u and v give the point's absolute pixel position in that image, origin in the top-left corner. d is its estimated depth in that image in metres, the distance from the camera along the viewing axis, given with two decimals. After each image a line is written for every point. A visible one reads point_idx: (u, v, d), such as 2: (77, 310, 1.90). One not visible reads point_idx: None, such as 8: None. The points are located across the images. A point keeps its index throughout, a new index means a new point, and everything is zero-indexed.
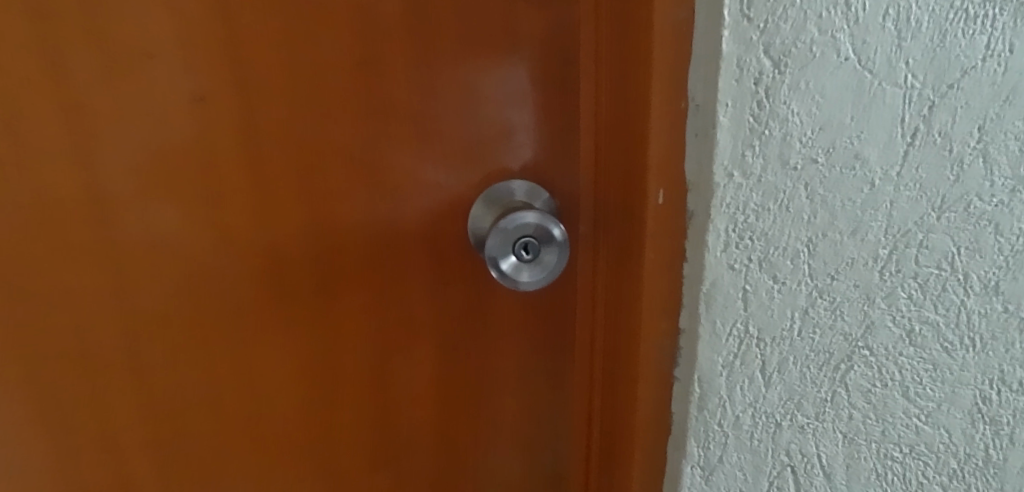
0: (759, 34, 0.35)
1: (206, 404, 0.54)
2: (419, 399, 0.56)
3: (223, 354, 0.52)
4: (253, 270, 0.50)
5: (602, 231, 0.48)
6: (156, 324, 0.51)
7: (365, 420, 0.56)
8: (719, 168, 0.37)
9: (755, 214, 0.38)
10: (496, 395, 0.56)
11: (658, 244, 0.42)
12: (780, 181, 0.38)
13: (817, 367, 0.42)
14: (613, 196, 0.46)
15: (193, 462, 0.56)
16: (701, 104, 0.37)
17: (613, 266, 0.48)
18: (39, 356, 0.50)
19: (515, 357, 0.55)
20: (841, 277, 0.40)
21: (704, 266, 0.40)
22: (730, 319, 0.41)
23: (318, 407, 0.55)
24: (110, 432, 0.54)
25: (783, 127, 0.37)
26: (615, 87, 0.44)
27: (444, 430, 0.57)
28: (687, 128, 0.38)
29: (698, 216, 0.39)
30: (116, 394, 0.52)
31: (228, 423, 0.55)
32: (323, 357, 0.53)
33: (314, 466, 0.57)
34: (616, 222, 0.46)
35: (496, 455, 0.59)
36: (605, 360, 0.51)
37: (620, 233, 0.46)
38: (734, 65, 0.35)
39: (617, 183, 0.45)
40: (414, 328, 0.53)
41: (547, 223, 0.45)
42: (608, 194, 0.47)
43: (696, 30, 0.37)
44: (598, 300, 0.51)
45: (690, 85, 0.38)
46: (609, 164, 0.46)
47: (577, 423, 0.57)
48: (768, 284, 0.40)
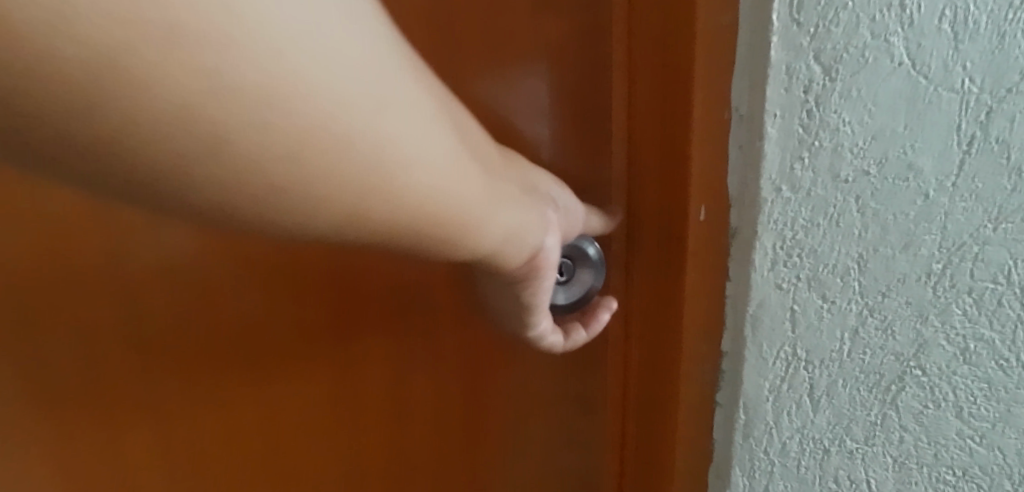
0: (809, 39, 0.32)
1: (213, 389, 0.57)
2: (447, 406, 0.57)
3: (244, 363, 0.56)
4: (269, 273, 0.53)
5: (631, 253, 0.46)
6: (168, 318, 0.54)
7: (393, 433, 0.59)
8: (766, 182, 0.35)
9: (804, 229, 0.36)
10: (523, 405, 0.57)
11: (700, 263, 0.39)
12: (830, 194, 0.35)
13: (867, 389, 0.40)
14: (643, 216, 0.44)
15: (225, 465, 0.60)
16: (746, 113, 0.35)
17: (647, 292, 0.45)
18: (80, 362, 0.57)
19: (544, 369, 0.55)
20: (893, 294, 0.38)
21: (750, 285, 0.38)
22: (777, 341, 0.39)
23: (345, 413, 0.58)
24: (151, 434, 0.59)
25: (834, 138, 0.34)
26: (644, 97, 0.41)
27: (468, 435, 0.58)
28: (731, 140, 0.36)
29: (743, 232, 0.37)
30: (132, 373, 0.57)
31: (244, 411, 0.58)
32: (339, 353, 0.55)
33: (339, 464, 0.60)
34: (647, 241, 0.44)
35: (525, 463, 0.59)
36: (639, 380, 0.49)
37: (660, 252, 0.43)
38: (783, 72, 0.33)
39: (650, 203, 0.43)
40: (439, 347, 0.55)
41: (580, 241, 0.47)
42: (639, 216, 0.44)
43: (741, 36, 0.34)
44: (632, 322, 0.48)
45: (734, 93, 0.36)
46: (640, 179, 0.43)
47: (607, 443, 0.54)
48: (817, 303, 0.38)
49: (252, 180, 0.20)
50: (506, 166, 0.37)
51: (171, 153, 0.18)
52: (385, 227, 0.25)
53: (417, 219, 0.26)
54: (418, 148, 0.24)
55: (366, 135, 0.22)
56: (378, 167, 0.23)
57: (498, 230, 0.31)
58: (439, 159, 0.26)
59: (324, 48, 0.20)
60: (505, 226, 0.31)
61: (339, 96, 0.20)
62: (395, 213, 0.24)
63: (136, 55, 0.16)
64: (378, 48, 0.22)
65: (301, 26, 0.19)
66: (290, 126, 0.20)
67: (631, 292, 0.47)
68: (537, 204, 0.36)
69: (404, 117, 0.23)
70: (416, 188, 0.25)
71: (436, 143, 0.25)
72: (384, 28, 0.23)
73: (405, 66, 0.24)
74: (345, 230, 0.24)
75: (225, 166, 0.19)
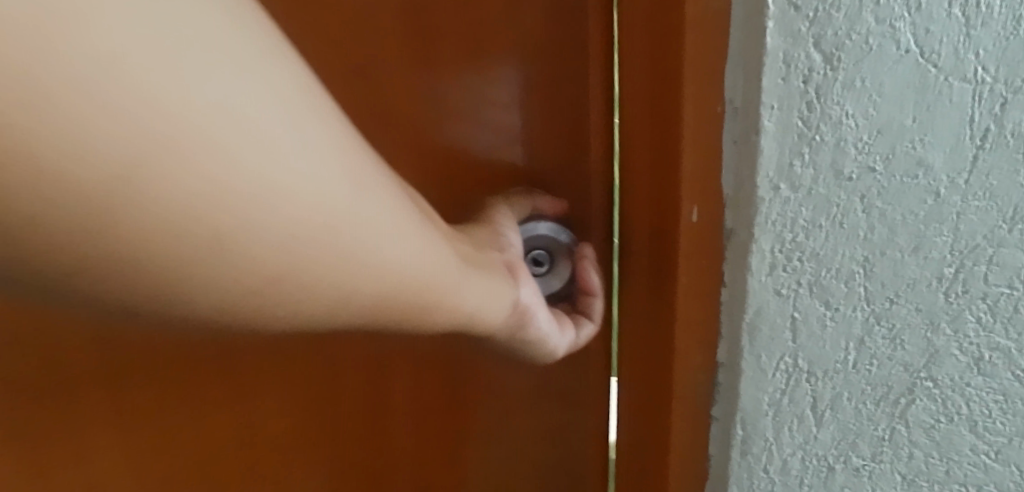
0: (808, 24, 0.30)
1: (170, 420, 0.52)
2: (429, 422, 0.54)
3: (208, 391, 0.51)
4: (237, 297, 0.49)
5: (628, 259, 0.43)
6: (116, 354, 0.49)
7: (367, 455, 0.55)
8: (764, 179, 0.32)
9: (804, 231, 0.33)
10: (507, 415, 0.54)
11: (694, 268, 0.37)
12: (832, 193, 0.33)
13: (874, 402, 0.37)
14: (636, 224, 0.41)
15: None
16: (740, 106, 0.33)
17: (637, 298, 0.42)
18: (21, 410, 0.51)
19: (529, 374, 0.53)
20: (901, 301, 0.35)
21: (748, 291, 0.35)
22: (776, 351, 0.36)
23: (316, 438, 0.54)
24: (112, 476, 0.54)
25: (837, 132, 0.32)
26: (632, 91, 0.39)
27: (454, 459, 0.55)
28: (724, 135, 0.34)
29: (739, 235, 0.34)
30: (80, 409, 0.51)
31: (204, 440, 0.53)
32: (315, 379, 0.52)
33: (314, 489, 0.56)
34: (640, 249, 0.41)
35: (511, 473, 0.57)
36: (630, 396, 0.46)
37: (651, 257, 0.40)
38: (780, 61, 0.31)
39: (644, 211, 0.40)
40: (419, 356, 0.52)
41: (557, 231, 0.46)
42: (633, 225, 0.42)
43: (734, 22, 0.32)
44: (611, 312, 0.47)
45: (727, 85, 0.33)
46: (633, 180, 0.41)
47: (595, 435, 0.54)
48: (820, 311, 0.35)
49: (221, 263, 0.21)
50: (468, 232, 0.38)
51: (116, 232, 0.19)
52: (317, 306, 0.24)
53: (361, 296, 0.25)
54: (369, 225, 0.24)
55: (313, 217, 0.22)
56: (325, 252, 0.23)
57: (477, 293, 0.31)
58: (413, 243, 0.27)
59: (282, 137, 0.21)
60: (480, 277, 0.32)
61: (285, 187, 0.21)
62: (337, 291, 0.24)
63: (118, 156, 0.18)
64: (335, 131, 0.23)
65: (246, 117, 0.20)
66: (234, 212, 0.20)
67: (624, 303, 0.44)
68: (498, 260, 0.36)
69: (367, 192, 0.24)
70: (359, 269, 0.24)
71: (388, 215, 0.25)
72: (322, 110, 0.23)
73: (344, 143, 0.24)
74: (317, 309, 0.24)
75: (172, 250, 0.20)
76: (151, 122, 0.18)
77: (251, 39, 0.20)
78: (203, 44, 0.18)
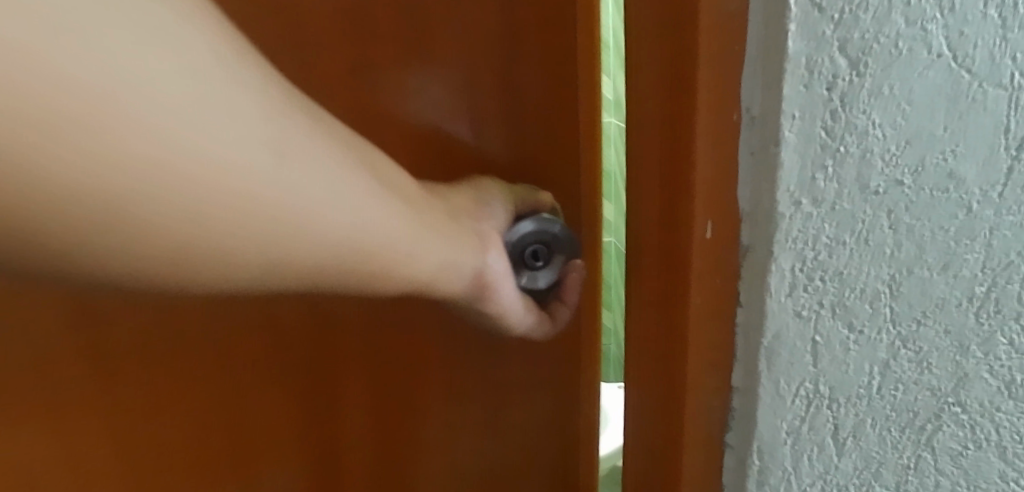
0: (833, 26, 0.28)
1: (173, 423, 0.54)
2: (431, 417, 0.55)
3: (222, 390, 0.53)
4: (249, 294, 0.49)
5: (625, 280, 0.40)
6: (135, 358, 0.51)
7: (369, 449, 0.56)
8: (784, 193, 0.30)
9: (828, 248, 0.31)
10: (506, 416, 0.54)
11: (708, 286, 0.34)
12: (858, 208, 0.30)
13: (899, 428, 0.35)
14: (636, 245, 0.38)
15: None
16: (758, 115, 0.30)
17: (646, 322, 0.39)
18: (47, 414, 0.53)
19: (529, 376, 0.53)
20: (929, 322, 0.33)
21: (766, 313, 0.32)
22: (796, 377, 0.33)
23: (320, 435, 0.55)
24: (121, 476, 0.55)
25: (863, 143, 0.29)
26: (632, 98, 0.36)
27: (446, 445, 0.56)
28: (740, 145, 0.31)
29: (756, 252, 0.32)
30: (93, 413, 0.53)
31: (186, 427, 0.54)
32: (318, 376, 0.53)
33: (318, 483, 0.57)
34: (643, 271, 0.38)
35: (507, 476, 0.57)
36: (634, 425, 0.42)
37: (658, 277, 0.37)
38: (802, 66, 0.28)
39: (646, 231, 0.37)
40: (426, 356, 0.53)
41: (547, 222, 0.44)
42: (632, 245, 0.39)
43: (752, 24, 0.29)
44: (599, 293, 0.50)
45: (745, 92, 0.30)
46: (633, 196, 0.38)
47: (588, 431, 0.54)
48: (843, 334, 0.33)
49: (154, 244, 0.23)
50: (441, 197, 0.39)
51: (93, 248, 0.22)
52: (262, 268, 0.26)
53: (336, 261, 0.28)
54: (339, 190, 0.27)
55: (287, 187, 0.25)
56: (293, 214, 0.26)
57: (436, 261, 0.33)
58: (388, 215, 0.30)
59: (198, 126, 0.22)
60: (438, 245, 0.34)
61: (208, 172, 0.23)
62: (312, 261, 0.27)
63: (44, 162, 0.20)
64: (269, 105, 0.25)
65: (222, 106, 0.23)
66: (179, 201, 0.23)
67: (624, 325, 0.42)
68: (472, 227, 0.38)
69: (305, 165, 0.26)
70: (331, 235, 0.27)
71: (358, 183, 0.28)
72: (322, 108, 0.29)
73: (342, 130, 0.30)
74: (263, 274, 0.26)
75: (119, 233, 0.22)
76: (81, 125, 0.20)
77: (155, 21, 0.21)
78: (115, 47, 0.20)
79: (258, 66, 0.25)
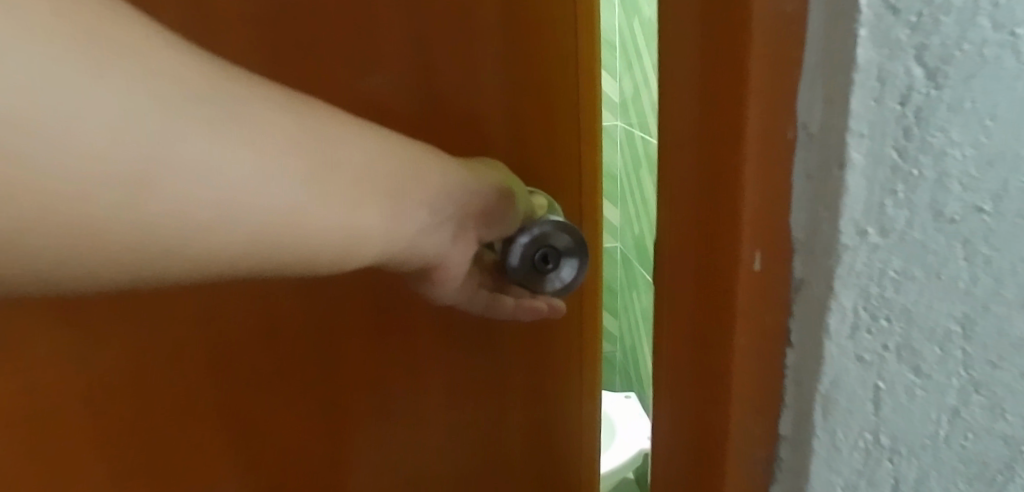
0: (909, 31, 0.24)
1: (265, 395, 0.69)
2: (470, 385, 0.72)
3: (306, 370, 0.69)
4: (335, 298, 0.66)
5: (661, 314, 0.35)
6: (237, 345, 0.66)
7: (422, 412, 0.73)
8: (848, 223, 0.26)
9: (895, 284, 0.27)
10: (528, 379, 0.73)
11: (756, 329, 0.29)
12: (931, 239, 0.26)
13: (965, 479, 0.31)
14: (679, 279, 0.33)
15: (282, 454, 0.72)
16: (819, 132, 0.26)
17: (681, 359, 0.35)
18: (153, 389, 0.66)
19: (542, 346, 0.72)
20: (1004, 364, 0.28)
21: (823, 358, 0.28)
22: (855, 427, 0.29)
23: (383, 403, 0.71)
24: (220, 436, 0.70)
25: (939, 164, 0.25)
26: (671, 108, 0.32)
27: (477, 400, 0.73)
28: (796, 166, 0.27)
29: (812, 287, 0.28)
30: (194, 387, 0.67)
31: (258, 391, 0.69)
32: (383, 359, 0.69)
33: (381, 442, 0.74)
34: (681, 307, 0.33)
35: (527, 424, 0.75)
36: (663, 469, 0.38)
37: (695, 312, 0.32)
38: (874, 77, 0.24)
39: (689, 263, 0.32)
40: (470, 343, 0.70)
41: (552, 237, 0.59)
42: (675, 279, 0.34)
43: (814, 28, 0.25)
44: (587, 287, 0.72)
45: (803, 105, 0.26)
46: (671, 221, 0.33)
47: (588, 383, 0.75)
48: (908, 379, 0.29)
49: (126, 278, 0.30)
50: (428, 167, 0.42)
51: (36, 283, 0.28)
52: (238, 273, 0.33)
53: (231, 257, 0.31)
54: (247, 178, 0.30)
55: (172, 175, 0.28)
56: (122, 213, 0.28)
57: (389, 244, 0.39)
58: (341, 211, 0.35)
59: (74, 178, 0.26)
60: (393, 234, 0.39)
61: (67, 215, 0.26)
62: (190, 250, 0.30)
63: None
64: (203, 153, 0.29)
65: (95, 99, 0.26)
66: (64, 240, 0.27)
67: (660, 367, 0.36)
68: (443, 209, 0.43)
69: (241, 194, 0.30)
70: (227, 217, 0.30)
71: (262, 168, 0.31)
72: (304, 106, 0.33)
73: (290, 115, 0.32)
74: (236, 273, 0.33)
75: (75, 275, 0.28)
76: None
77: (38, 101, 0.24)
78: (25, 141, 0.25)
79: (203, 108, 0.28)
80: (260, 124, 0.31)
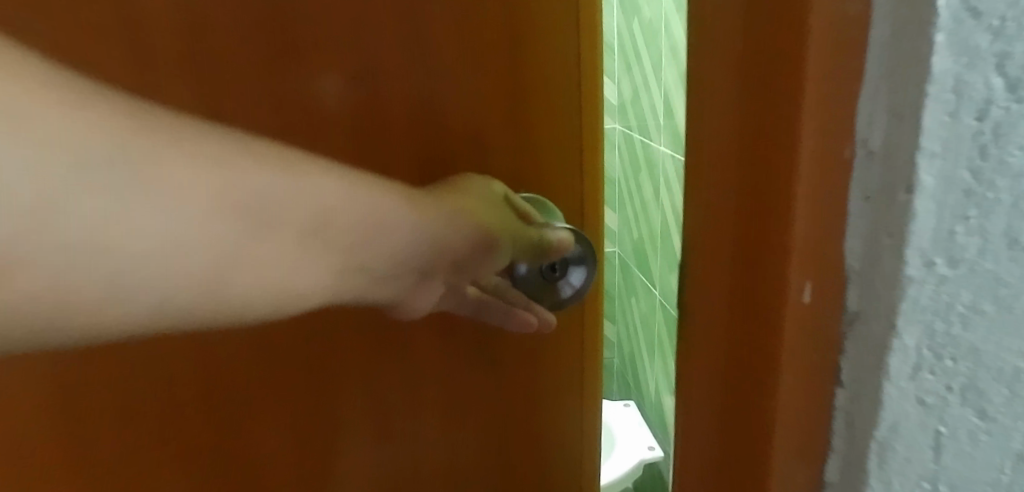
0: (991, 37, 0.21)
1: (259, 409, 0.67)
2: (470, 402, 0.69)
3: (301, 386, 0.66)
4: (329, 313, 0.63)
5: (686, 344, 0.32)
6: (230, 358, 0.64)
7: (419, 431, 0.69)
8: (915, 253, 0.23)
9: (962, 319, 0.24)
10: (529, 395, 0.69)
11: (802, 369, 0.26)
12: (1006, 269, 0.23)
13: None
14: (706, 309, 0.30)
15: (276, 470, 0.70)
16: (882, 150, 0.23)
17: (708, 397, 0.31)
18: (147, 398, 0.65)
19: (546, 364, 0.69)
20: None
21: (880, 401, 0.25)
22: (912, 475, 0.26)
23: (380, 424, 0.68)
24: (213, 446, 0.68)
25: (1019, 186, 0.22)
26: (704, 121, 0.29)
27: (478, 416, 0.70)
28: (852, 188, 0.24)
29: (869, 322, 0.25)
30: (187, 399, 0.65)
31: (251, 404, 0.66)
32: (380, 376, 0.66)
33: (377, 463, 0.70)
34: (709, 340, 0.30)
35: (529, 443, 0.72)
36: None
37: (727, 345, 0.29)
38: (949, 89, 0.21)
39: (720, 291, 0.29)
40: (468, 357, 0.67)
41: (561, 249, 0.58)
42: (702, 310, 0.30)
43: (879, 35, 0.22)
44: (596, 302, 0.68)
45: (863, 120, 0.23)
46: (700, 245, 0.30)
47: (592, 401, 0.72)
48: (972, 423, 0.25)
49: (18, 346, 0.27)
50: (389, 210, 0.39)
51: None
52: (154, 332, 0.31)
53: (113, 323, 0.28)
54: (140, 245, 0.28)
55: (42, 252, 0.25)
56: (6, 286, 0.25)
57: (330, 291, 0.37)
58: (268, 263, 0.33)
59: None
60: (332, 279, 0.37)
61: None
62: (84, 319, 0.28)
63: None
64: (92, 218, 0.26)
65: None
66: None
67: (682, 403, 0.33)
68: (400, 253, 0.40)
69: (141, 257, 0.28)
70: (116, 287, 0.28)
71: (166, 226, 0.28)
72: (246, 157, 0.31)
73: (220, 172, 0.30)
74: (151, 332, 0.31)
75: None
76: None
77: None
78: None
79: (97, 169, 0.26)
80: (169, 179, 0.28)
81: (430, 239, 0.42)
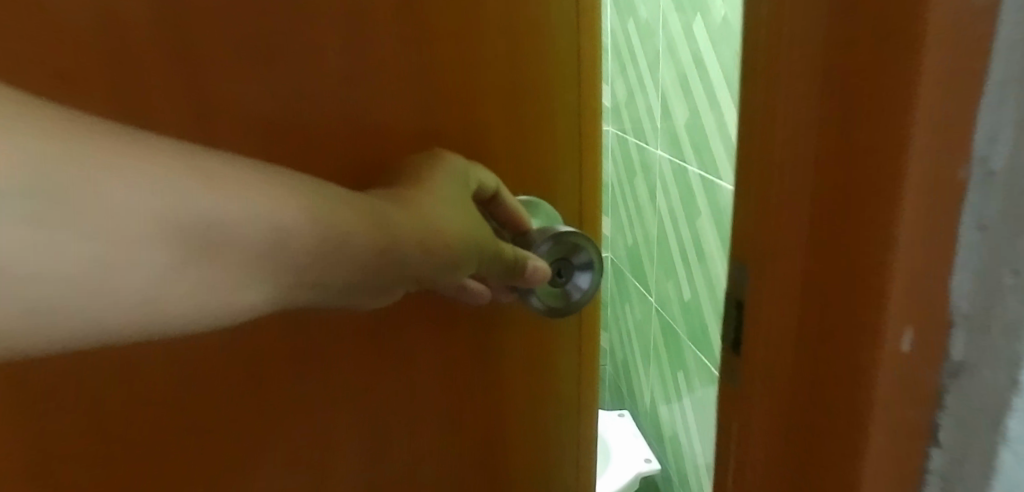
0: None
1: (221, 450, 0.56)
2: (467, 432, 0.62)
3: (273, 423, 0.56)
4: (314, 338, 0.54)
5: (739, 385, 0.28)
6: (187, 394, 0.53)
7: (412, 465, 0.62)
8: None
9: None
10: (534, 419, 0.63)
11: (895, 429, 0.23)
12: None
13: None
14: (764, 351, 0.26)
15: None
16: (1007, 176, 0.20)
17: (768, 453, 0.27)
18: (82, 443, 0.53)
19: (552, 387, 0.63)
20: None
21: (993, 464, 0.22)
22: None
23: (366, 457, 0.60)
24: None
25: None
26: (760, 135, 0.24)
27: (473, 447, 0.63)
28: (965, 220, 0.21)
29: (983, 375, 0.21)
30: (129, 444, 0.54)
31: (215, 445, 0.56)
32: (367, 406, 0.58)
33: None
34: (766, 387, 0.26)
35: (530, 471, 0.66)
36: None
37: (798, 397, 0.25)
38: None
39: (780, 333, 0.25)
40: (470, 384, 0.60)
41: (573, 252, 0.56)
42: (758, 351, 0.26)
43: (1006, 40, 0.19)
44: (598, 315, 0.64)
45: (981, 139, 0.20)
46: (757, 277, 0.26)
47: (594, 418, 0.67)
48: None
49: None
50: (371, 225, 0.36)
51: None
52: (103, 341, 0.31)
53: (49, 340, 0.29)
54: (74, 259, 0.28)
55: None
56: None
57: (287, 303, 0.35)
58: (215, 280, 0.31)
59: None
60: (290, 293, 0.35)
61: None
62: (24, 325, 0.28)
63: None
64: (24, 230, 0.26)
65: None
66: None
67: (730, 452, 0.29)
68: (375, 272, 0.38)
69: (74, 269, 0.28)
70: (46, 309, 0.28)
71: (102, 240, 0.28)
72: (203, 180, 0.30)
73: (166, 196, 0.29)
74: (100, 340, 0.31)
75: None
76: None
77: None
78: None
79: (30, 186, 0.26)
80: (109, 197, 0.28)
81: (411, 258, 0.39)
